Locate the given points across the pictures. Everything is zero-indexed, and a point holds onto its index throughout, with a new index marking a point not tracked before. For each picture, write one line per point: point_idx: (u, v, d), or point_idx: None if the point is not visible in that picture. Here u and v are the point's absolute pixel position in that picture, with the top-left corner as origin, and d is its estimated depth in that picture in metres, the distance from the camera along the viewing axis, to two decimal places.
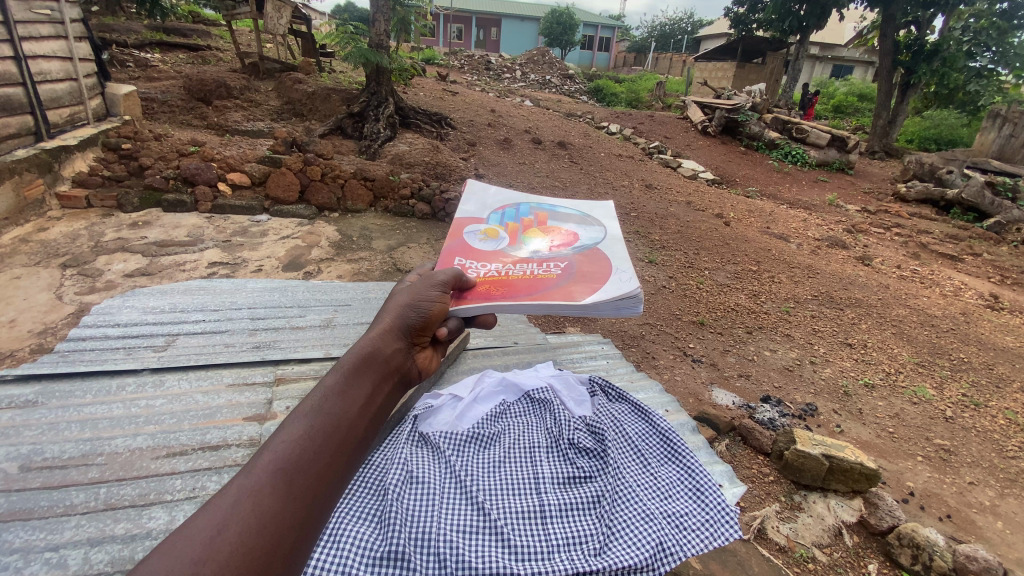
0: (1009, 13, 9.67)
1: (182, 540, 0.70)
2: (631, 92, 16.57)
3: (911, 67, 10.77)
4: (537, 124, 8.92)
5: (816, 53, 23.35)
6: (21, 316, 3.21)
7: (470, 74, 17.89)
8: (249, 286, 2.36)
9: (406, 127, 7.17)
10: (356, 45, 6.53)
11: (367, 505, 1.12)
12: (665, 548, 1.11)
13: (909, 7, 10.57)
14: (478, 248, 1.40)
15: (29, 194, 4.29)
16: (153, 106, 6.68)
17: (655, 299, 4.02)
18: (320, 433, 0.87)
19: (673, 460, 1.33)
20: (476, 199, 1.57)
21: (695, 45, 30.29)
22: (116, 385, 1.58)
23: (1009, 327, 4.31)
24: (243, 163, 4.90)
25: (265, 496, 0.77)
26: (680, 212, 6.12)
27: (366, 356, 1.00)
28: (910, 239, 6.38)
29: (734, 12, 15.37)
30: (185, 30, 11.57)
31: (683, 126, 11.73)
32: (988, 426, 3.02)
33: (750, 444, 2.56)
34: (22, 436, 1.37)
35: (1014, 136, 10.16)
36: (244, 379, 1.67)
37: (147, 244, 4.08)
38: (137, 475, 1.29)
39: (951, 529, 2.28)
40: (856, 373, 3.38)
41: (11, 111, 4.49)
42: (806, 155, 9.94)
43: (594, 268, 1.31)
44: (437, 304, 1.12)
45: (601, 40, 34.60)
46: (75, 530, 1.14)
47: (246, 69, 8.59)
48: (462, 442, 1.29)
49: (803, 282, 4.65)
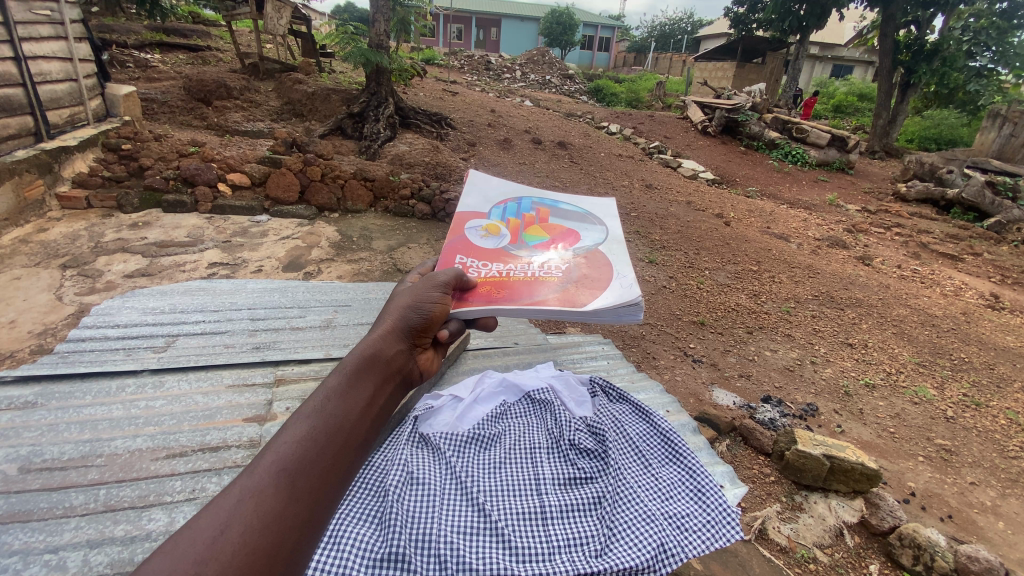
0: (1009, 13, 9.62)
1: (184, 541, 0.70)
2: (631, 92, 16.57)
3: (911, 67, 10.76)
4: (537, 124, 8.91)
5: (816, 53, 23.30)
6: (21, 316, 3.21)
7: (469, 74, 17.86)
8: (249, 287, 2.35)
9: (406, 127, 7.17)
10: (355, 45, 6.52)
11: (367, 506, 1.11)
12: (666, 549, 1.10)
13: (909, 7, 10.57)
14: (479, 245, 1.39)
15: (29, 194, 4.29)
16: (153, 107, 6.68)
17: (655, 299, 4.02)
18: (322, 435, 0.87)
19: (674, 461, 1.33)
20: (477, 191, 1.54)
21: (694, 44, 30.21)
22: (115, 386, 1.58)
23: (1010, 328, 4.30)
24: (243, 164, 4.89)
25: (267, 496, 0.77)
26: (680, 212, 6.12)
27: (367, 358, 1.00)
28: (910, 239, 6.36)
29: (734, 12, 15.36)
30: (185, 31, 11.57)
31: (683, 127, 11.72)
32: (988, 426, 3.01)
33: (751, 444, 2.56)
34: (21, 438, 1.37)
35: (1014, 136, 10.16)
36: (244, 380, 1.66)
37: (147, 244, 4.08)
38: (137, 476, 1.29)
39: (952, 530, 2.27)
40: (856, 373, 3.37)
41: (11, 111, 4.49)
42: (806, 155, 9.93)
43: (595, 272, 1.31)
44: (439, 306, 1.11)
45: (601, 40, 34.51)
46: (74, 532, 1.14)
47: (246, 69, 8.59)
48: (463, 443, 1.29)
49: (803, 282, 4.64)
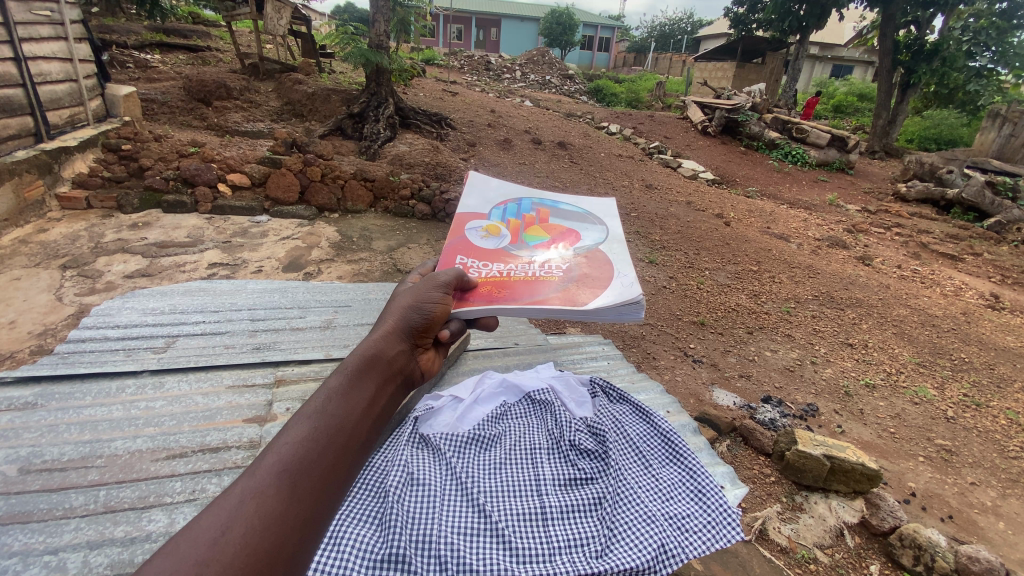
0: (1009, 13, 9.53)
1: (186, 541, 0.70)
2: (631, 92, 16.57)
3: (912, 67, 10.75)
4: (537, 125, 8.91)
5: (816, 53, 23.29)
6: (21, 317, 3.21)
7: (469, 74, 17.86)
8: (249, 287, 2.35)
9: (406, 127, 7.17)
10: (355, 45, 6.52)
11: (367, 506, 1.11)
12: (666, 550, 1.10)
13: (909, 7, 10.56)
14: (480, 246, 1.39)
15: (29, 195, 4.29)
16: (153, 107, 6.68)
17: (655, 299, 4.02)
18: (323, 435, 0.87)
19: (674, 461, 1.33)
20: (477, 192, 1.54)
21: (694, 44, 30.17)
22: (115, 387, 1.58)
23: (1010, 328, 4.29)
24: (243, 164, 4.89)
25: (269, 498, 0.77)
26: (680, 212, 6.12)
27: (368, 359, 1.00)
28: (910, 239, 6.36)
29: (734, 12, 15.36)
30: (186, 31, 11.58)
31: (683, 127, 11.72)
32: (988, 426, 3.01)
33: (751, 445, 2.56)
34: (21, 439, 1.37)
35: (1014, 136, 10.16)
36: (244, 381, 1.66)
37: (147, 245, 4.08)
38: (137, 477, 1.29)
39: (953, 530, 2.27)
40: (856, 373, 3.37)
41: (11, 112, 4.49)
42: (806, 155, 9.93)
43: (596, 271, 1.31)
44: (440, 306, 1.11)
45: (601, 40, 34.49)
46: (74, 533, 1.14)
47: (246, 70, 8.60)
48: (463, 443, 1.29)
49: (803, 282, 4.64)
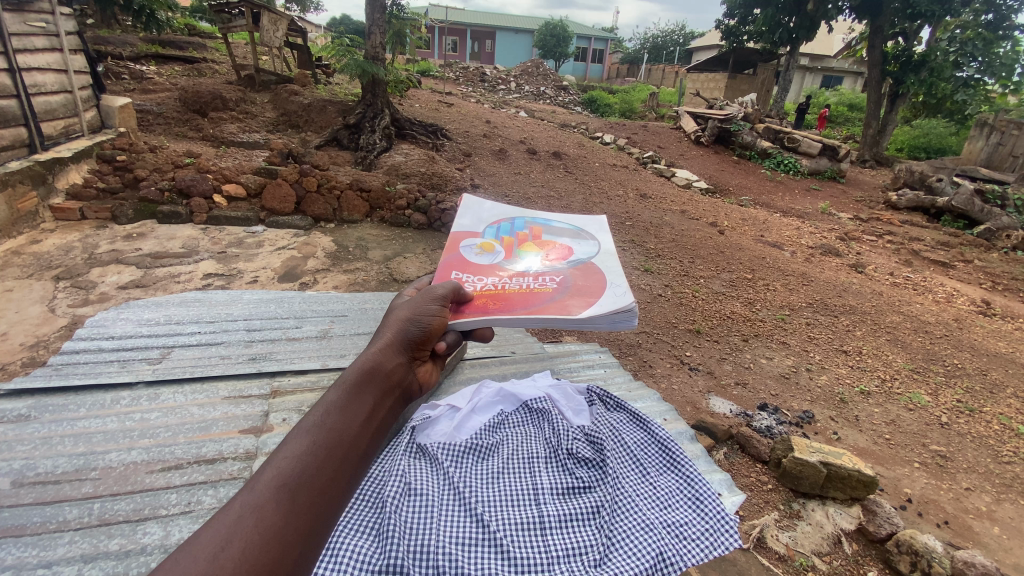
0: (993, 24, 9.83)
1: (185, 555, 0.70)
2: (625, 102, 16.81)
3: (900, 78, 11.10)
4: (532, 135, 9.02)
5: (807, 63, 23.82)
6: (12, 329, 3.17)
7: (465, 86, 18.11)
8: (244, 298, 2.32)
9: (403, 138, 7.21)
10: (352, 57, 6.58)
11: (365, 517, 1.10)
12: (665, 558, 1.10)
13: (896, 19, 10.85)
14: (474, 262, 1.41)
15: (22, 206, 4.27)
16: (149, 119, 6.70)
17: (650, 308, 4.04)
18: (322, 449, 0.87)
19: (672, 469, 1.34)
20: (471, 213, 1.59)
21: (687, 56, 30.71)
22: (110, 399, 1.56)
23: (1002, 334, 4.34)
24: (238, 175, 4.89)
25: (268, 513, 0.77)
26: (674, 221, 6.16)
27: (367, 372, 1.00)
28: (901, 247, 6.43)
29: (725, 25, 15.57)
30: (181, 44, 11.62)
31: (676, 136, 11.88)
32: (983, 431, 3.03)
33: (748, 453, 2.56)
34: (14, 452, 1.36)
35: (1002, 144, 10.13)
36: (240, 392, 1.65)
37: (141, 256, 4.06)
38: (132, 490, 1.28)
39: (948, 535, 2.29)
40: (851, 380, 3.38)
41: (4, 123, 4.47)
42: (798, 164, 10.06)
43: (588, 282, 1.32)
44: (437, 318, 1.12)
45: (595, 52, 34.73)
46: (67, 547, 1.13)
47: (242, 81, 8.67)
48: (461, 453, 1.28)
49: (798, 290, 4.68)
